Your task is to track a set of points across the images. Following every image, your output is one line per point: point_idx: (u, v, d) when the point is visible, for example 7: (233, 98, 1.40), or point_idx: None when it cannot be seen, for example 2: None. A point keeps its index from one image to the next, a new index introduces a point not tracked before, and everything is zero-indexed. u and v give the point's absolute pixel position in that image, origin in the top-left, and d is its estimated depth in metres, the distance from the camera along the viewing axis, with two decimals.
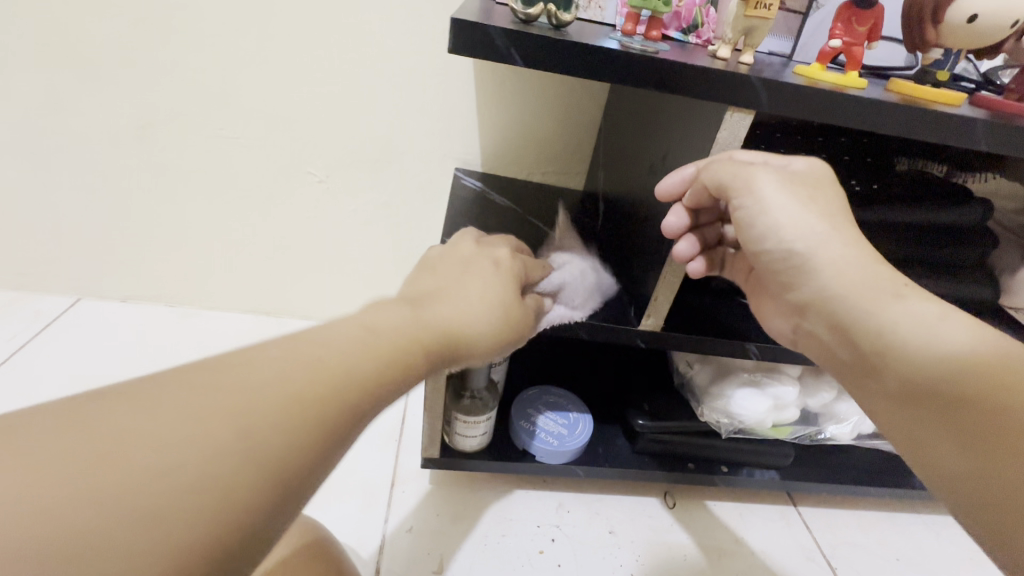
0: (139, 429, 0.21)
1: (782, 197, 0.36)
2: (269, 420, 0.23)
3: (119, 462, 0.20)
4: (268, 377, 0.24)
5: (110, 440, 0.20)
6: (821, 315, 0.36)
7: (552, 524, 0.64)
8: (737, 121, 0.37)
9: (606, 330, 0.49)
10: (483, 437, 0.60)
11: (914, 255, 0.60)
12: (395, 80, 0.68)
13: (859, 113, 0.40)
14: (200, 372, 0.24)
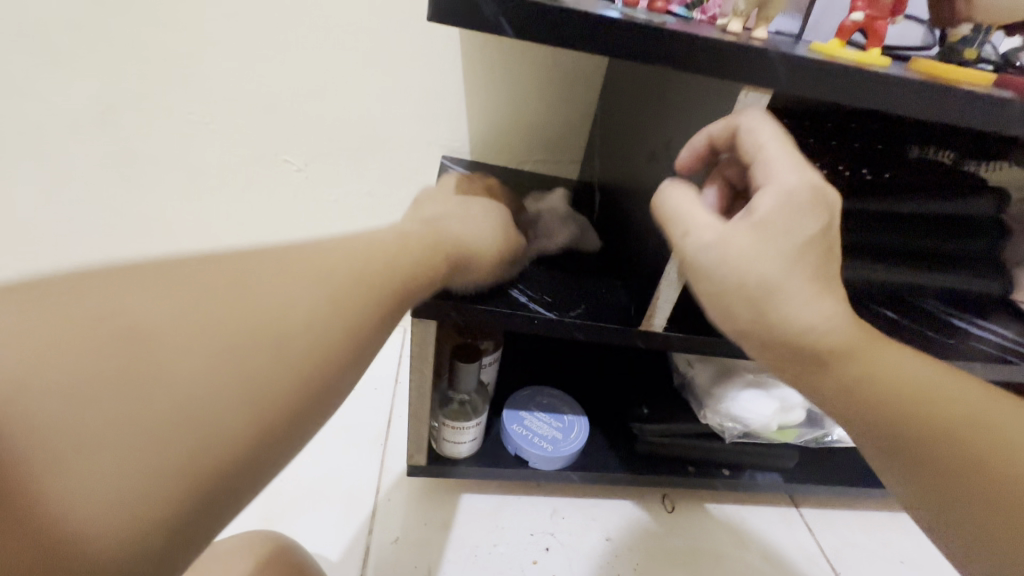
0: (154, 344, 0.21)
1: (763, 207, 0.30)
2: (288, 338, 0.24)
3: (135, 373, 0.21)
4: (287, 294, 0.25)
5: (129, 346, 0.21)
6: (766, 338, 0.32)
7: (545, 531, 0.61)
8: (753, 101, 0.34)
9: (604, 332, 0.45)
10: (473, 443, 0.57)
11: (919, 248, 0.57)
12: (376, 61, 0.63)
13: (882, 92, 0.36)
14: (219, 275, 0.24)
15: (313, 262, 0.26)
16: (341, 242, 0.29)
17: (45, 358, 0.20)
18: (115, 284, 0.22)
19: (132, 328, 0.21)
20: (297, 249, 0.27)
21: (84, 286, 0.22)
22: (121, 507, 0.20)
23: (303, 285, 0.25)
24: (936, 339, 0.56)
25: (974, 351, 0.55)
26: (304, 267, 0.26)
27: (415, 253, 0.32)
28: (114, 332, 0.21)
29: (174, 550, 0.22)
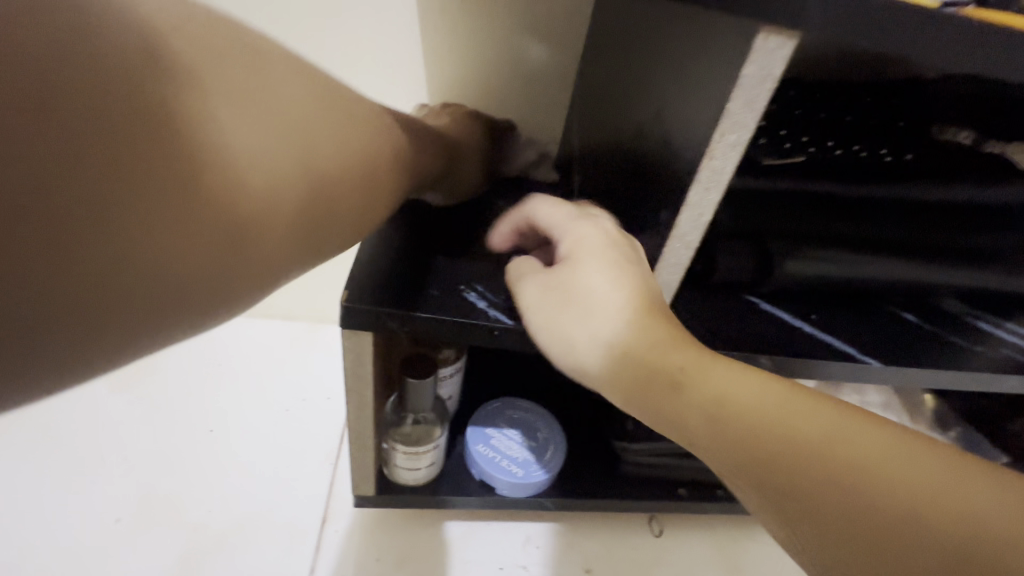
0: (291, 91, 0.26)
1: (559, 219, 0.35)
2: (360, 151, 0.29)
3: (275, 105, 0.24)
4: (357, 124, 0.30)
5: (267, 79, 0.24)
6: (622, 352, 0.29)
7: (517, 564, 0.53)
8: (774, 48, 0.25)
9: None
10: (431, 468, 0.49)
11: (951, 242, 0.49)
12: (318, 21, 0.54)
13: (935, 37, 0.28)
14: (313, 76, 0.28)
15: (379, 121, 0.33)
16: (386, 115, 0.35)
17: (203, 45, 0.22)
18: (250, 33, 0.26)
19: (266, 66, 0.25)
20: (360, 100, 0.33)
21: (223, 14, 0.25)
22: (238, 191, 0.22)
23: (368, 126, 0.31)
24: (966, 348, 0.48)
25: (1008, 361, 0.48)
26: (371, 115, 0.32)
27: (418, 152, 0.38)
28: (257, 64, 0.24)
29: (241, 259, 0.22)
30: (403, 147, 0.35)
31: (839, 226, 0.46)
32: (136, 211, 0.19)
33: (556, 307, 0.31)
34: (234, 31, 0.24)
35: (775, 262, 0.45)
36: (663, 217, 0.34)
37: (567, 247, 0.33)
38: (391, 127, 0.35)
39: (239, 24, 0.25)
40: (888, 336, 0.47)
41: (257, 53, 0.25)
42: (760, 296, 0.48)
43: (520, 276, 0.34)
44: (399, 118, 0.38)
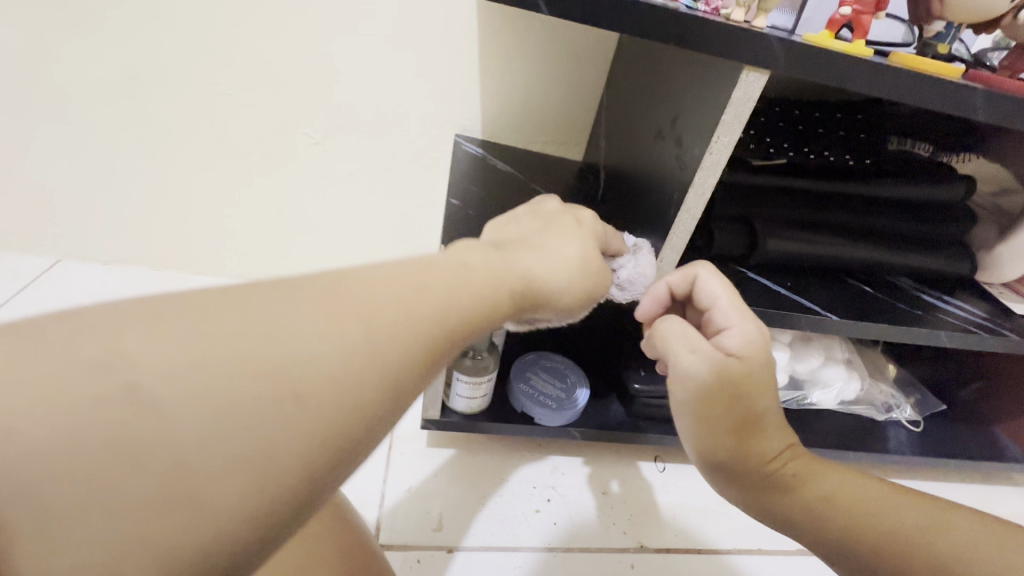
0: (157, 446, 0.20)
1: (722, 292, 0.41)
2: (277, 455, 0.22)
3: (131, 494, 0.19)
4: (268, 400, 0.22)
5: (130, 462, 0.19)
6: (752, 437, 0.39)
7: (547, 485, 0.65)
8: (752, 81, 0.38)
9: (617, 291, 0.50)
10: (483, 399, 0.61)
11: (896, 229, 0.62)
12: (395, 40, 0.67)
13: (857, 73, 0.42)
14: (197, 371, 0.21)
15: (341, 321, 0.24)
16: (364, 306, 0.25)
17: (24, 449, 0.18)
18: (102, 371, 0.20)
19: (117, 434, 0.19)
20: (304, 332, 0.23)
21: (81, 361, 0.20)
22: None
23: (316, 379, 0.23)
24: (909, 311, 0.61)
25: (943, 322, 0.60)
26: (321, 338, 0.23)
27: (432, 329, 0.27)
28: (110, 434, 0.19)
29: None
30: (387, 359, 0.25)
31: (808, 214, 0.59)
32: None
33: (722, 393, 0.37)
34: (90, 383, 0.19)
35: (760, 240, 0.57)
36: (675, 197, 0.46)
37: (728, 327, 0.40)
38: (354, 345, 0.24)
39: (101, 366, 0.20)
40: (846, 301, 0.60)
41: (93, 412, 0.19)
42: (747, 268, 0.60)
43: (680, 354, 0.38)
44: (413, 274, 0.28)
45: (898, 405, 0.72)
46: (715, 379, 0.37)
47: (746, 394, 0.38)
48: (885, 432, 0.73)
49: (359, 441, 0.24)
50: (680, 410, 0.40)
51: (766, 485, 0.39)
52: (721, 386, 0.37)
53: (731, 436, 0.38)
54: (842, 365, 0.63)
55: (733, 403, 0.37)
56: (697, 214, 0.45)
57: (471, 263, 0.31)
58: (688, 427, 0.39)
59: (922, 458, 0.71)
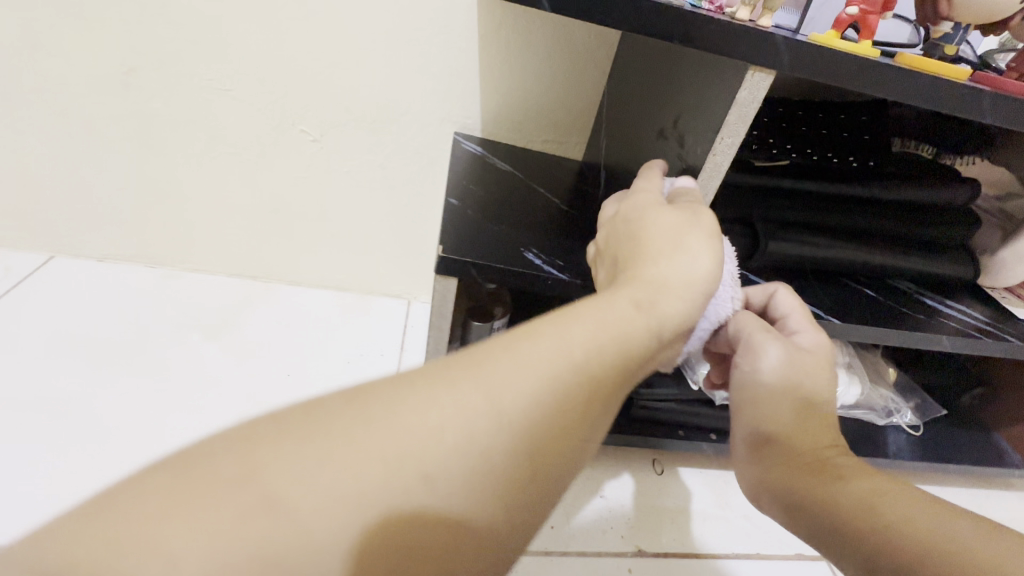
0: (349, 553, 0.20)
1: (797, 308, 0.47)
2: (460, 530, 0.23)
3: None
4: (414, 490, 0.21)
5: (290, 567, 0.19)
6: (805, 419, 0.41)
7: None
8: (757, 81, 0.37)
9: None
10: None
11: (899, 232, 0.61)
12: (394, 37, 0.66)
13: (863, 74, 0.41)
14: (358, 490, 0.20)
15: (475, 402, 0.23)
16: (499, 395, 0.24)
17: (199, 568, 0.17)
18: (273, 507, 0.19)
19: (301, 552, 0.19)
20: (449, 427, 0.23)
21: (235, 485, 0.19)
22: None
23: (455, 457, 0.22)
24: (911, 315, 0.60)
25: (945, 326, 0.60)
26: (454, 427, 0.22)
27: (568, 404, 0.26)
28: (306, 551, 0.19)
29: None
30: (533, 438, 0.25)
31: (811, 215, 0.58)
32: None
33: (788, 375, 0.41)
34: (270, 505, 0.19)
35: (762, 242, 0.57)
36: None
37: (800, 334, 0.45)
38: (487, 435, 0.23)
39: (271, 500, 0.19)
40: (848, 304, 0.59)
41: (281, 533, 0.19)
42: (748, 270, 0.60)
43: (753, 340, 0.43)
44: (528, 349, 0.26)
45: (898, 408, 0.71)
46: (786, 364, 0.42)
47: (811, 387, 0.42)
48: (886, 437, 0.73)
49: (519, 515, 0.25)
50: (740, 391, 0.43)
51: (812, 468, 0.38)
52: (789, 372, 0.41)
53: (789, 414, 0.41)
54: (842, 370, 0.63)
55: (801, 390, 0.41)
56: None
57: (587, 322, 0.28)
58: (747, 408, 0.42)
59: (919, 462, 0.71)
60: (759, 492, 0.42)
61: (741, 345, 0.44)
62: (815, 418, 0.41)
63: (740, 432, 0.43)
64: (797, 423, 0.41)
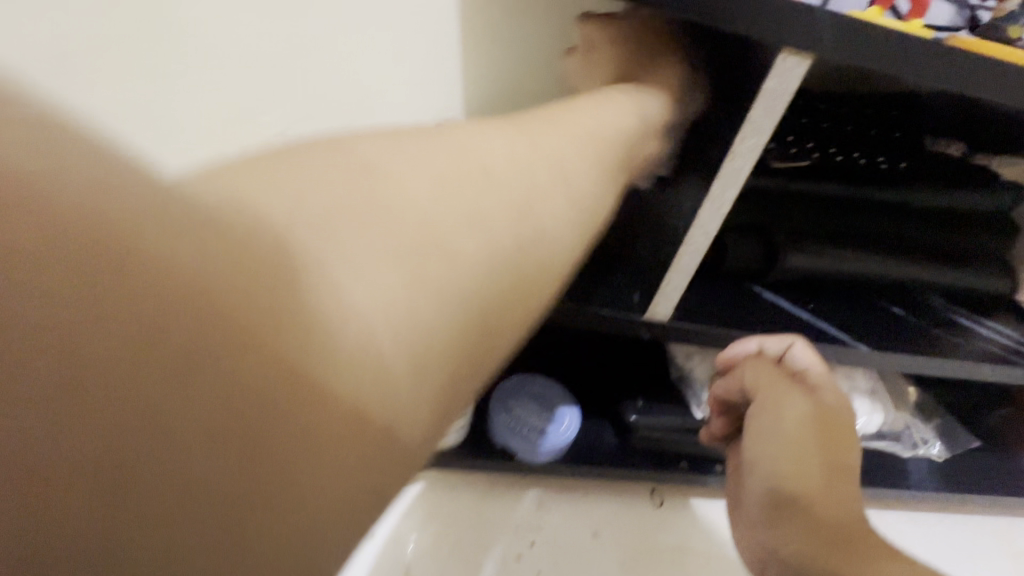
0: (269, 378, 0.18)
1: (815, 363, 0.45)
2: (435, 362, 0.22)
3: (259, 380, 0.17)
4: (378, 249, 0.21)
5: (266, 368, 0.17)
6: (831, 491, 0.40)
7: (531, 525, 0.58)
8: (790, 67, 0.30)
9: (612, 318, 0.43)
10: (458, 434, 0.54)
11: (933, 244, 0.54)
12: None
13: (915, 61, 0.34)
14: (276, 241, 0.18)
15: (382, 186, 0.22)
16: (414, 196, 0.23)
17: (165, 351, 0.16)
18: (219, 299, 0.17)
19: (212, 332, 0.17)
20: (366, 216, 0.21)
21: (152, 273, 0.15)
22: (290, 525, 0.19)
23: (409, 201, 0.23)
24: (943, 336, 0.53)
25: (981, 350, 0.53)
26: (401, 194, 0.22)
27: (510, 245, 0.25)
28: (197, 285, 0.16)
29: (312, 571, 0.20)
30: (472, 273, 0.24)
31: (835, 223, 0.52)
32: (190, 523, 0.17)
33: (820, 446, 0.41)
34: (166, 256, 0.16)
35: (780, 254, 0.50)
36: (687, 208, 0.38)
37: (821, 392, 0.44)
38: (428, 234, 0.23)
39: (151, 233, 0.15)
40: (875, 324, 0.52)
41: (172, 337, 0.16)
42: (762, 286, 0.53)
43: (774, 390, 0.44)
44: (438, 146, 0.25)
45: (920, 434, 0.65)
46: (812, 418, 0.42)
47: (837, 445, 0.42)
48: (905, 463, 0.66)
49: (473, 359, 0.24)
50: (756, 440, 0.43)
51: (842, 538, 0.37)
52: (813, 425, 0.42)
53: (819, 479, 0.40)
54: (864, 397, 0.56)
55: (829, 444, 0.42)
56: (712, 231, 0.37)
57: (505, 150, 0.27)
58: (766, 464, 0.42)
59: (941, 492, 0.65)
60: (768, 559, 0.41)
61: (759, 393, 0.45)
62: (842, 483, 0.40)
63: (759, 487, 0.43)
64: (825, 482, 0.40)
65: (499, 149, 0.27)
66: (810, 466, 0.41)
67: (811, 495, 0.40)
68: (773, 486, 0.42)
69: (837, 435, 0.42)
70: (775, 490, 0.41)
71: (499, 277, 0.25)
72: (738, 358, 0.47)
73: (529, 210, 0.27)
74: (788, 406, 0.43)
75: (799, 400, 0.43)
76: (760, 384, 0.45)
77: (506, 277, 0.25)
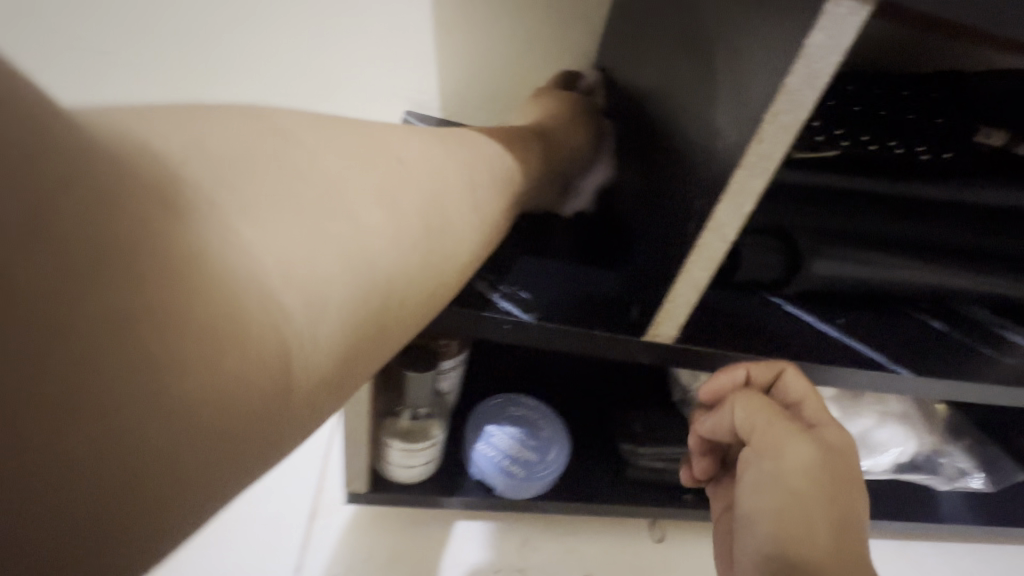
0: (153, 254, 0.15)
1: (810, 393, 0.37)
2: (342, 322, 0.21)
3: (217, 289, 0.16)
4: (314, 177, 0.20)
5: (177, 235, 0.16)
6: (844, 562, 0.30)
7: (513, 568, 0.51)
8: (845, 17, 0.22)
9: (607, 341, 0.35)
10: (427, 467, 0.46)
11: (983, 249, 0.46)
12: None
13: None
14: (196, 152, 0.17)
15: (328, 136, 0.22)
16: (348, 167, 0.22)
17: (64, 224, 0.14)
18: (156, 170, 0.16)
19: (107, 199, 0.15)
20: (303, 173, 0.20)
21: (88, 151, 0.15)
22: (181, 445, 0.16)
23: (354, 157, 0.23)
24: (991, 357, 0.46)
25: None
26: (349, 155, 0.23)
27: (419, 231, 0.24)
28: (114, 184, 0.15)
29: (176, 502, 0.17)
30: (381, 253, 0.22)
31: (866, 225, 0.44)
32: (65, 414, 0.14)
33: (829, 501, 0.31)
34: (82, 128, 0.15)
35: (802, 262, 0.43)
36: (699, 205, 0.30)
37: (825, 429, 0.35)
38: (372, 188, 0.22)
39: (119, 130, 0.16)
40: (913, 344, 0.45)
41: (89, 190, 0.14)
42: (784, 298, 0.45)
43: (771, 431, 0.34)
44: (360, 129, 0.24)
45: (957, 461, 0.57)
46: (821, 469, 0.32)
47: (851, 500, 0.32)
48: (937, 495, 0.59)
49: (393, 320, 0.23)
50: (749, 492, 0.34)
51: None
52: (824, 479, 0.32)
53: (829, 544, 0.30)
54: (899, 425, 0.48)
55: (840, 502, 0.32)
56: (731, 237, 0.29)
57: (425, 142, 0.27)
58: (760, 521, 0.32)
59: (980, 529, 0.57)
60: None
61: (751, 435, 0.36)
62: (858, 564, 0.30)
63: (750, 552, 0.32)
64: (833, 550, 0.30)
65: (419, 142, 0.27)
66: (816, 531, 0.30)
67: (817, 568, 0.29)
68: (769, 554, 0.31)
69: (848, 489, 0.32)
70: (768, 556, 0.31)
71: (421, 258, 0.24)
72: (720, 389, 0.39)
73: (443, 219, 0.25)
74: (786, 446, 0.33)
75: (802, 440, 0.33)
76: (749, 418, 0.36)
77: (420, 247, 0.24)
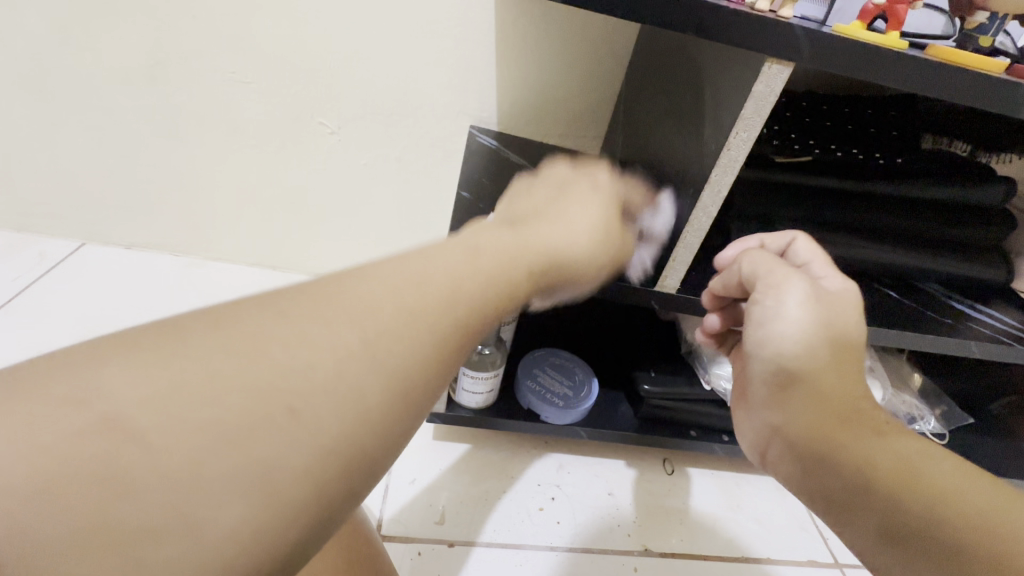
0: None
1: (813, 253, 0.45)
2: None
3: None
4: (136, 518, 0.18)
5: None
6: (838, 371, 0.38)
7: (552, 483, 0.64)
8: (775, 74, 0.36)
9: (629, 292, 0.49)
10: (488, 395, 0.60)
11: (925, 232, 0.59)
12: (411, 31, 0.66)
13: (890, 68, 0.40)
14: (45, 491, 0.17)
15: (184, 417, 0.19)
16: (154, 474, 0.18)
17: None
18: None
19: None
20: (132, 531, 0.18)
21: None
22: None
23: (184, 459, 0.18)
24: (938, 320, 0.58)
25: (974, 332, 0.57)
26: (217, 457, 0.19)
27: (346, 451, 0.21)
28: None
29: None
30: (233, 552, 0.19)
31: (833, 216, 0.57)
32: None
33: (828, 319, 0.38)
34: None
35: None
36: (690, 194, 0.45)
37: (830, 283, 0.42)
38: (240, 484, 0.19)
39: None
40: (869, 305, 0.57)
41: None
42: None
43: (783, 289, 0.39)
44: (173, 402, 0.19)
45: (922, 415, 0.69)
46: (814, 298, 0.39)
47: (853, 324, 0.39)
48: None
49: None
50: (765, 327, 0.40)
51: (845, 414, 0.37)
52: (819, 307, 0.38)
53: (828, 354, 0.38)
54: (862, 377, 0.61)
55: (836, 328, 0.38)
56: (713, 212, 0.43)
57: (333, 345, 0.22)
58: (766, 346, 0.40)
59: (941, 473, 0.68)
60: (773, 438, 0.42)
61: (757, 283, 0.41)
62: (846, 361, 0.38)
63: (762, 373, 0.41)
64: (830, 359, 0.38)
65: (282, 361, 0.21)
66: (813, 358, 0.38)
67: (808, 392, 0.38)
68: (779, 379, 0.40)
69: (847, 312, 0.39)
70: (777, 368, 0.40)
71: (254, 552, 0.19)
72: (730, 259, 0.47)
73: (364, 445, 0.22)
74: (788, 285, 0.39)
75: (796, 280, 0.39)
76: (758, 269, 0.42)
77: (278, 517, 0.20)
